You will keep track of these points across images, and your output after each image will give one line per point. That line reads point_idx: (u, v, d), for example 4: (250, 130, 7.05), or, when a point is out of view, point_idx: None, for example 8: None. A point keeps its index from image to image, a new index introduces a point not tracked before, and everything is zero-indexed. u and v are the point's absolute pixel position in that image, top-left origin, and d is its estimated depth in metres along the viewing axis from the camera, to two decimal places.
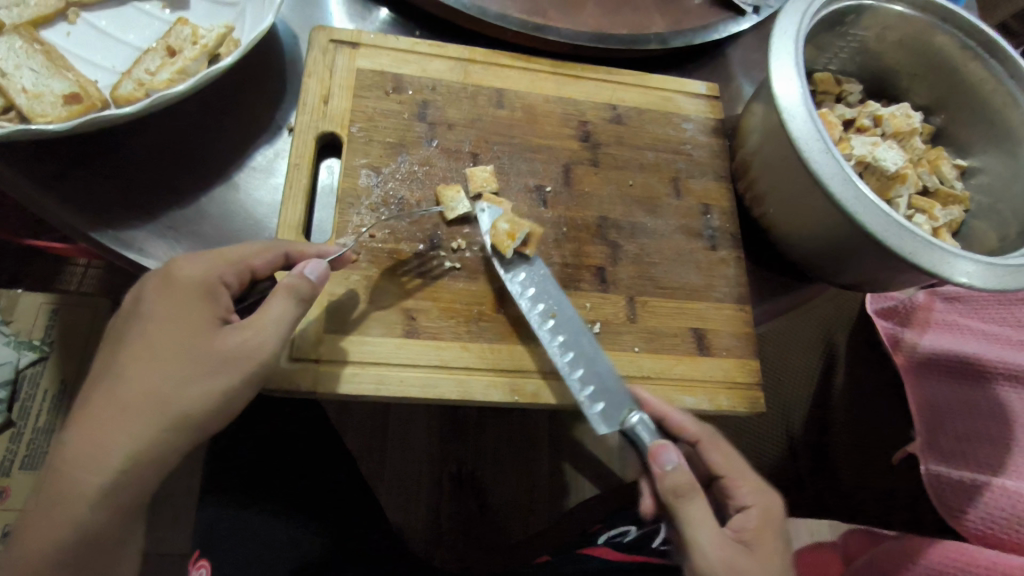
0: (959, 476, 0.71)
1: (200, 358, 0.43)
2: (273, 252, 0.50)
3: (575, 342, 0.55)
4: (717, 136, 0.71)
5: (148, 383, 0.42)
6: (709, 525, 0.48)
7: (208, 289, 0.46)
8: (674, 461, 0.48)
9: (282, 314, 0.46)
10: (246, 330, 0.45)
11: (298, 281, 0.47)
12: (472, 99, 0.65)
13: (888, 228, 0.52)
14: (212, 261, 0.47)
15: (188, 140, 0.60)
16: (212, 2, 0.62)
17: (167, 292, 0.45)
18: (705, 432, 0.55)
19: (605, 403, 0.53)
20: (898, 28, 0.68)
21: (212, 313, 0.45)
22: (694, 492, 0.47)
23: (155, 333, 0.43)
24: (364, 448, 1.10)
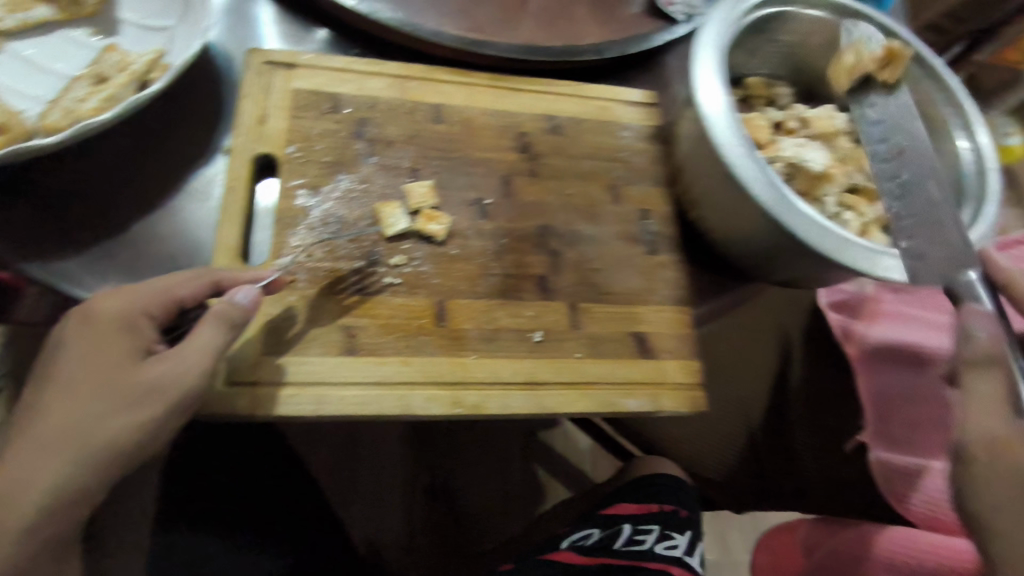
0: (904, 463, 0.76)
1: (121, 391, 0.43)
2: (199, 281, 0.49)
3: (915, 182, 0.58)
4: (654, 142, 0.72)
5: (69, 417, 0.42)
6: (995, 402, 0.42)
7: (130, 324, 0.45)
8: (980, 327, 0.44)
9: (211, 339, 0.45)
10: (167, 360, 0.44)
11: (230, 307, 0.47)
12: (409, 115, 0.65)
13: (809, 227, 0.55)
14: (135, 295, 0.46)
15: (121, 167, 0.59)
16: (142, 27, 0.62)
17: (87, 328, 0.45)
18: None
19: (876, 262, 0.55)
20: (818, 32, 0.70)
21: (135, 345, 0.45)
22: (994, 362, 0.43)
23: (75, 368, 0.43)
24: (335, 477, 1.07)
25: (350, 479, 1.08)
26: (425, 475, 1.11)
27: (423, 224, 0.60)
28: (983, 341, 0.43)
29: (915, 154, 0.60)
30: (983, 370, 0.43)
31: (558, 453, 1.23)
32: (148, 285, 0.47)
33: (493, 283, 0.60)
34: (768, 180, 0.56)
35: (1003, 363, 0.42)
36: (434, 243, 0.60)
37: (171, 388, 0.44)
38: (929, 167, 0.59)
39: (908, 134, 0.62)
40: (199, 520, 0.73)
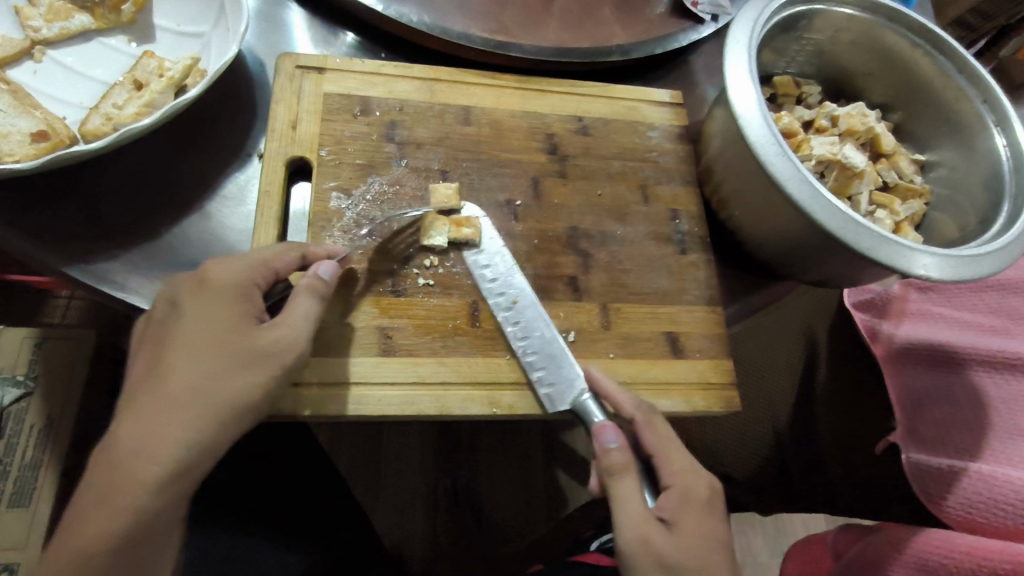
0: (938, 463, 0.70)
1: (244, 354, 0.45)
2: (291, 252, 0.52)
3: (528, 323, 0.58)
4: (682, 142, 0.72)
5: (193, 378, 0.43)
6: (635, 504, 0.49)
7: (244, 293, 0.47)
8: (615, 441, 0.50)
9: (307, 312, 0.48)
10: (278, 328, 0.47)
11: (315, 281, 0.50)
12: (439, 118, 0.66)
13: (844, 224, 0.54)
14: (242, 265, 0.48)
15: (160, 171, 0.60)
16: (177, 34, 0.64)
17: (202, 296, 0.46)
18: (643, 414, 0.55)
19: (906, 262, 0.53)
20: (850, 30, 0.70)
21: (247, 312, 0.47)
22: (628, 471, 0.50)
23: (192, 335, 0.44)
24: (359, 470, 1.10)
25: (373, 478, 1.10)
26: (449, 476, 1.12)
27: (457, 232, 0.59)
28: (657, 450, 0.53)
29: (797, 243, 0.60)
30: (669, 466, 0.53)
31: (583, 455, 1.15)
32: (253, 258, 0.49)
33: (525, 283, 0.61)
34: (501, 254, 0.60)
35: (629, 472, 0.50)
36: (472, 250, 0.60)
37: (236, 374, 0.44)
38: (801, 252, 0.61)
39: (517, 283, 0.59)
40: (231, 518, 0.73)
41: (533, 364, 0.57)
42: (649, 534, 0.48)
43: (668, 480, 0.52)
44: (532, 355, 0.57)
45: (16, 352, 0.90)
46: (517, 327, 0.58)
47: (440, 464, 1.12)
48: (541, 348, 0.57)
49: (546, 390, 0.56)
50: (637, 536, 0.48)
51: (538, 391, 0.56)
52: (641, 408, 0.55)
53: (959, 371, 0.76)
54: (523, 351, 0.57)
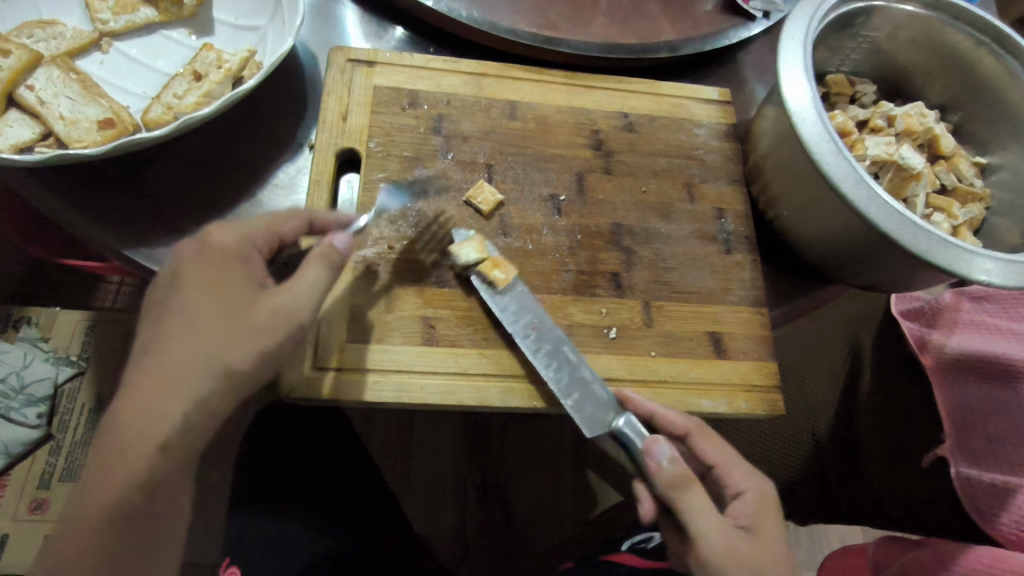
0: (989, 478, 0.68)
1: (246, 319, 0.44)
2: (298, 218, 0.53)
3: (554, 349, 0.56)
4: (730, 140, 0.71)
5: (199, 346, 0.43)
6: (710, 513, 0.49)
7: (241, 255, 0.47)
8: (668, 454, 0.50)
9: (316, 279, 0.47)
10: (282, 292, 0.46)
11: (328, 250, 0.49)
12: (486, 112, 0.66)
13: (901, 226, 0.52)
14: (243, 229, 0.49)
15: (216, 160, 0.62)
16: (235, 27, 0.66)
17: (203, 256, 0.46)
18: (695, 425, 0.55)
19: (967, 266, 0.52)
20: (909, 28, 0.68)
21: (248, 275, 0.47)
22: (690, 482, 0.49)
23: (205, 324, 0.44)
24: (387, 458, 1.11)
25: (404, 466, 1.11)
26: (478, 471, 1.12)
27: (487, 270, 0.57)
28: (717, 458, 0.55)
29: (848, 245, 0.59)
30: (733, 473, 0.55)
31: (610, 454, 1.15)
32: (256, 222, 0.50)
33: (567, 279, 0.61)
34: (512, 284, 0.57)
35: (694, 483, 0.49)
36: (490, 289, 0.57)
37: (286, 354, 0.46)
38: (855, 254, 0.59)
39: (536, 308, 0.57)
40: (269, 498, 0.75)
41: (563, 391, 0.55)
42: (734, 544, 0.48)
43: (741, 486, 0.54)
44: (561, 382, 0.55)
45: (71, 334, 0.94)
46: (542, 355, 0.56)
47: (470, 458, 1.13)
48: (568, 372, 0.55)
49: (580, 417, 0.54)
50: (722, 545, 0.48)
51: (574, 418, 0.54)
52: (692, 421, 0.56)
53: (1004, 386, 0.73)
54: (552, 379, 0.55)
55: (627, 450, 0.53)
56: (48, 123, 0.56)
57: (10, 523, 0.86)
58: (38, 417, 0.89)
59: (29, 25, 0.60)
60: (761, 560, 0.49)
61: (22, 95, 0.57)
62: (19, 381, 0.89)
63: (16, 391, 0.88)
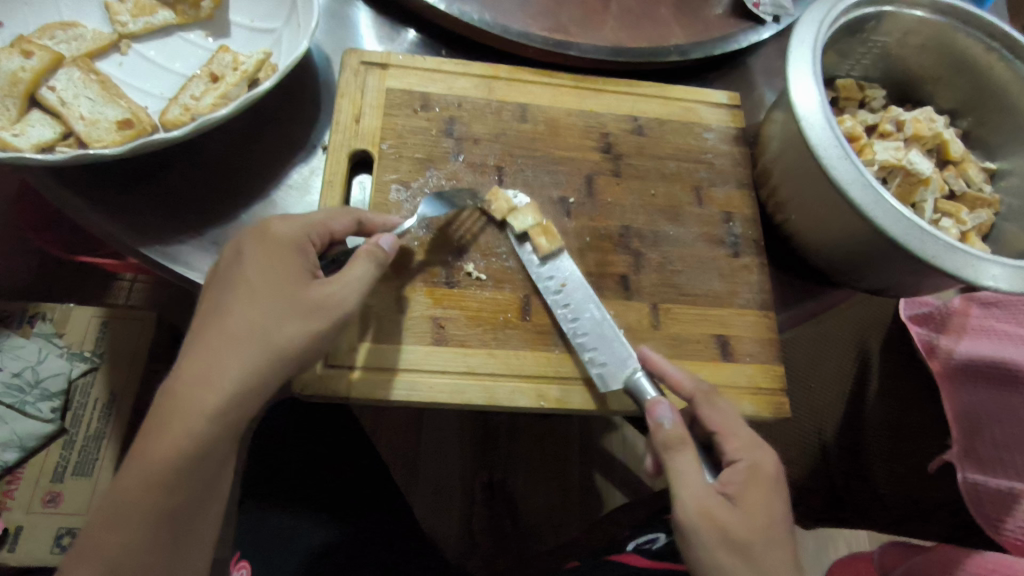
0: (996, 484, 0.68)
1: (296, 302, 0.47)
2: (347, 217, 0.54)
3: (579, 305, 0.58)
4: (739, 144, 0.72)
5: (250, 318, 0.45)
6: (694, 478, 0.49)
7: (297, 247, 0.50)
8: (669, 416, 0.50)
9: (365, 273, 0.50)
10: (329, 286, 0.48)
11: (375, 249, 0.51)
12: (497, 115, 0.67)
13: (909, 232, 0.52)
14: (301, 224, 0.51)
15: (231, 161, 0.63)
16: (251, 30, 0.67)
17: (263, 245, 0.49)
18: (702, 391, 0.55)
19: (974, 272, 0.52)
20: (919, 33, 0.68)
21: (302, 265, 0.49)
22: (683, 446, 0.50)
23: (227, 322, 0.45)
24: (395, 457, 1.12)
25: (411, 463, 1.12)
26: (484, 470, 1.13)
27: (534, 236, 0.60)
28: (719, 424, 0.54)
29: (856, 250, 0.59)
30: (732, 441, 0.53)
31: (616, 455, 1.17)
32: (311, 219, 0.52)
33: None
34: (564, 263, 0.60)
35: (686, 445, 0.50)
36: (536, 257, 0.60)
37: (300, 353, 0.47)
38: (865, 260, 0.59)
39: (569, 267, 0.60)
40: (280, 494, 0.76)
41: (584, 345, 0.57)
42: (709, 507, 0.48)
43: (736, 455, 0.52)
44: (582, 335, 0.57)
45: (85, 330, 0.95)
46: (567, 310, 0.58)
47: (477, 456, 1.14)
48: (592, 330, 0.57)
49: (598, 369, 0.56)
50: (698, 509, 0.48)
51: (589, 370, 0.56)
52: (699, 387, 0.55)
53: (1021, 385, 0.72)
54: (573, 332, 0.57)
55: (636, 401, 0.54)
56: (69, 123, 0.57)
57: (25, 515, 0.88)
58: (53, 412, 0.91)
59: (50, 27, 0.61)
60: (735, 531, 0.48)
61: (44, 95, 0.58)
62: (34, 376, 0.90)
63: (32, 386, 0.90)
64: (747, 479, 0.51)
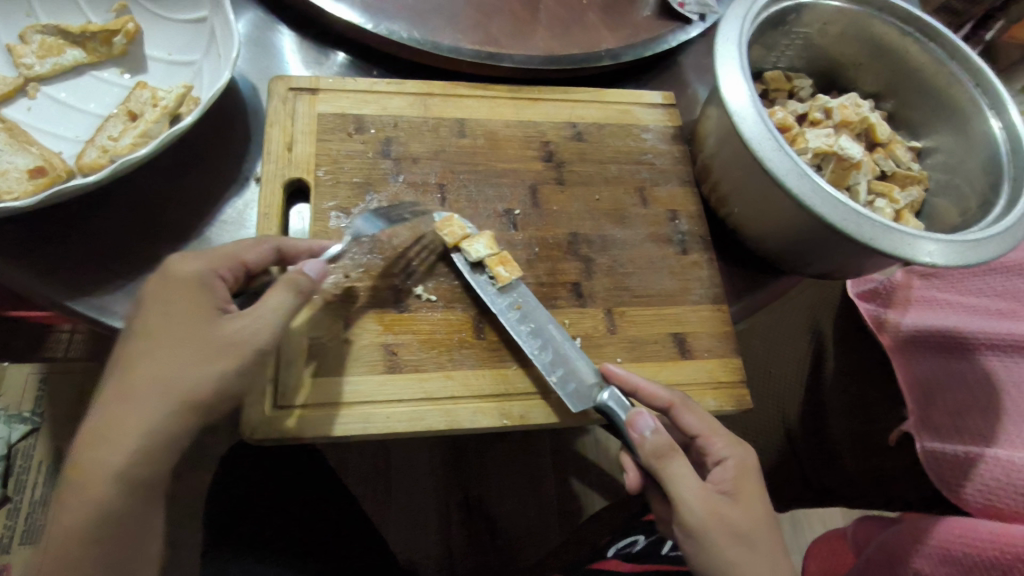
0: (953, 451, 0.69)
1: (202, 343, 0.44)
2: (263, 246, 0.51)
3: (538, 325, 0.57)
4: (677, 142, 0.72)
5: (156, 367, 0.43)
6: (693, 480, 0.50)
7: (202, 282, 0.47)
8: (651, 426, 0.51)
9: (280, 304, 0.46)
10: (241, 317, 0.45)
11: (298, 276, 0.48)
12: (434, 132, 0.66)
13: (846, 216, 0.54)
14: (208, 258, 0.48)
15: (158, 201, 0.60)
16: (169, 63, 0.64)
17: (164, 289, 0.46)
18: (677, 399, 0.55)
19: (909, 249, 0.53)
20: (837, 22, 0.70)
21: (209, 303, 0.46)
22: (673, 451, 0.51)
23: (136, 371, 0.43)
24: (366, 489, 1.09)
25: (385, 493, 1.09)
26: (459, 490, 1.11)
27: (493, 266, 0.57)
28: (701, 428, 0.55)
29: (799, 238, 0.60)
30: (716, 441, 0.54)
31: (593, 461, 1.16)
32: (219, 251, 0.49)
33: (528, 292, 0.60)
34: (523, 294, 0.58)
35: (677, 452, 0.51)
36: (494, 286, 0.58)
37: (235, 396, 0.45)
38: (808, 246, 0.60)
39: (524, 288, 0.58)
40: (237, 545, 0.71)
41: (550, 366, 0.55)
42: (716, 507, 0.50)
43: (723, 453, 0.54)
44: (546, 356, 0.56)
45: (22, 388, 0.90)
46: (528, 331, 0.56)
47: (451, 477, 1.12)
48: (553, 349, 0.56)
49: (569, 390, 0.55)
50: (706, 510, 0.50)
51: (559, 392, 0.55)
52: (676, 393, 0.55)
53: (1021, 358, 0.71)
54: (538, 353, 0.56)
55: (610, 420, 0.54)
56: None
57: None
58: None
59: None
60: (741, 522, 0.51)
61: None
62: None
63: None
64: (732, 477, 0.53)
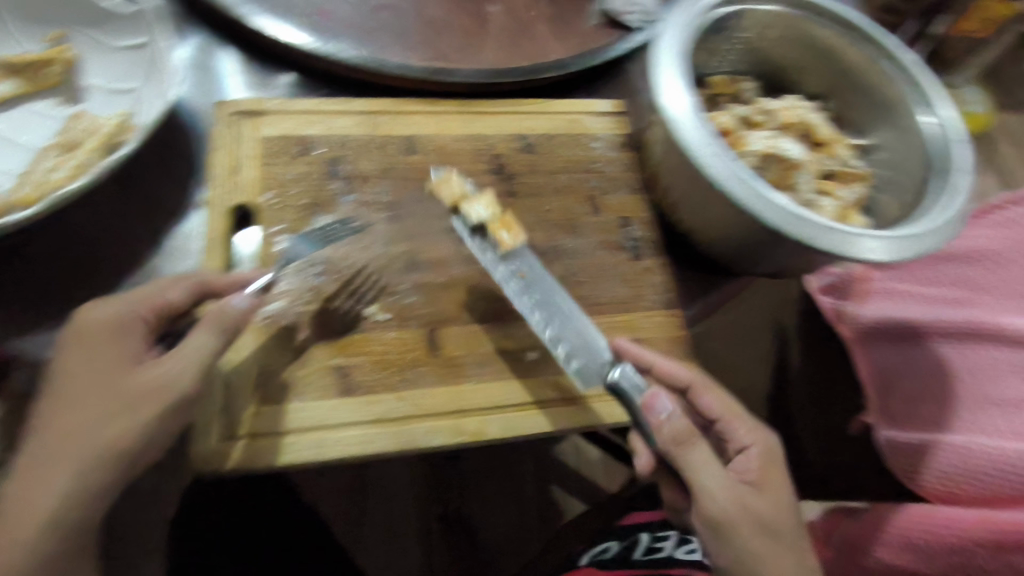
0: (909, 439, 0.75)
1: (118, 394, 0.45)
2: (184, 283, 0.52)
3: (544, 298, 0.56)
4: (627, 150, 0.73)
5: (77, 419, 0.44)
6: (714, 466, 0.52)
7: (125, 327, 0.47)
8: (667, 409, 0.52)
9: (201, 343, 0.47)
10: (162, 363, 0.46)
11: (224, 311, 0.48)
12: (382, 150, 0.66)
13: (786, 218, 0.55)
14: (127, 301, 0.49)
15: (99, 233, 0.59)
16: (109, 91, 0.63)
17: (79, 342, 0.47)
18: (695, 379, 0.58)
19: (848, 247, 0.55)
20: (776, 26, 0.71)
21: (127, 351, 0.47)
22: (692, 437, 0.52)
23: (59, 421, 0.44)
24: (342, 508, 1.07)
25: (358, 512, 1.08)
26: (440, 502, 1.11)
27: (495, 230, 0.58)
28: (722, 411, 0.58)
29: (745, 241, 0.61)
30: (738, 426, 0.58)
31: (572, 468, 1.18)
32: (138, 294, 0.49)
33: (481, 306, 0.61)
34: (527, 262, 0.58)
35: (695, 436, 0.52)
36: (496, 252, 0.58)
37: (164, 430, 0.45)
38: (756, 248, 0.61)
39: (527, 257, 0.58)
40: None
41: (557, 338, 0.55)
42: (740, 496, 0.52)
43: (745, 440, 0.58)
44: (554, 329, 0.55)
45: None
46: (533, 301, 0.56)
47: (431, 490, 1.11)
48: (561, 323, 0.56)
49: (578, 366, 0.55)
50: (730, 498, 0.51)
51: (568, 367, 0.54)
52: (692, 374, 0.58)
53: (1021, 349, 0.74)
54: (545, 325, 0.55)
55: (621, 400, 0.54)
56: None
57: None
58: None
59: None
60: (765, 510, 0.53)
61: None
62: None
63: None
64: (761, 468, 0.56)
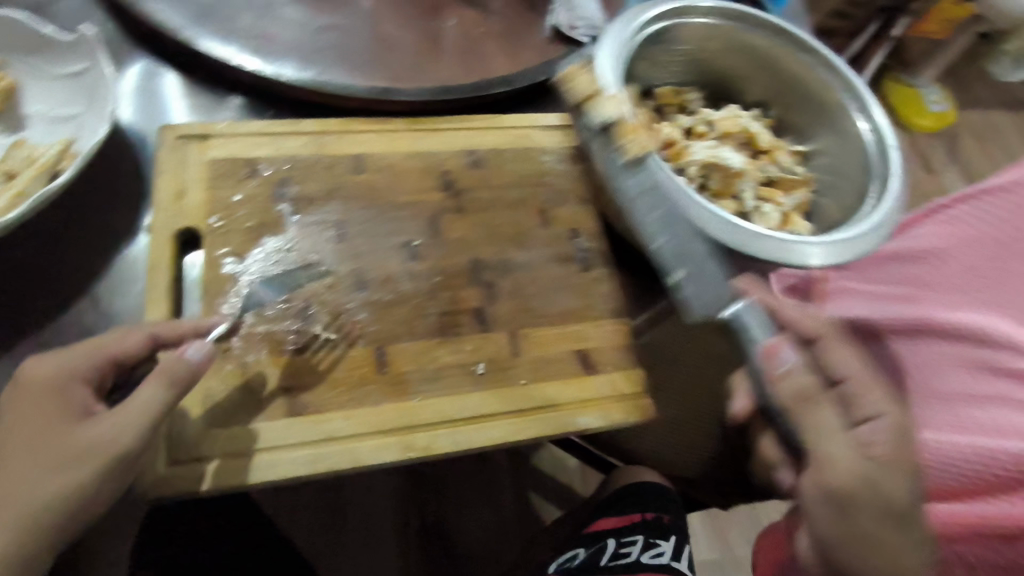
0: None
1: (60, 452, 0.45)
2: (137, 334, 0.50)
3: (669, 217, 0.58)
4: (576, 162, 0.74)
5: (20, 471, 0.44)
6: (836, 429, 0.51)
7: (66, 375, 0.47)
8: (789, 361, 0.52)
9: (151, 397, 0.46)
10: (110, 420, 0.45)
11: (176, 363, 0.48)
12: (329, 169, 0.66)
13: (721, 226, 0.58)
14: (72, 356, 0.48)
15: (43, 262, 0.59)
16: (50, 121, 0.63)
17: (23, 398, 0.47)
18: (825, 330, 0.58)
19: (784, 252, 0.58)
20: (716, 39, 0.73)
21: (70, 408, 0.47)
22: (818, 395, 0.52)
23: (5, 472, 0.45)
24: (319, 524, 1.04)
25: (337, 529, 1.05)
26: (417, 513, 1.10)
27: (626, 135, 0.61)
28: (854, 374, 0.56)
29: None
30: (875, 395, 0.55)
31: (547, 473, 1.19)
32: (86, 349, 0.49)
33: (430, 322, 0.61)
34: (652, 176, 0.59)
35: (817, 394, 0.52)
36: (621, 159, 0.60)
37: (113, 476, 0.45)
38: None
39: (663, 174, 0.59)
40: None
41: (676, 262, 0.57)
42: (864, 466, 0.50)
43: (876, 411, 0.54)
44: (671, 253, 0.57)
45: None
46: (661, 215, 0.58)
47: (404, 503, 1.10)
48: (681, 245, 0.57)
49: (693, 296, 0.56)
50: (854, 468, 0.49)
51: (678, 295, 0.57)
52: (824, 325, 0.59)
53: (981, 347, 0.73)
54: (662, 249, 0.57)
55: (739, 335, 0.55)
56: None
57: None
58: None
59: None
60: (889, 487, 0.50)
61: None
62: None
63: None
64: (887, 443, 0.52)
